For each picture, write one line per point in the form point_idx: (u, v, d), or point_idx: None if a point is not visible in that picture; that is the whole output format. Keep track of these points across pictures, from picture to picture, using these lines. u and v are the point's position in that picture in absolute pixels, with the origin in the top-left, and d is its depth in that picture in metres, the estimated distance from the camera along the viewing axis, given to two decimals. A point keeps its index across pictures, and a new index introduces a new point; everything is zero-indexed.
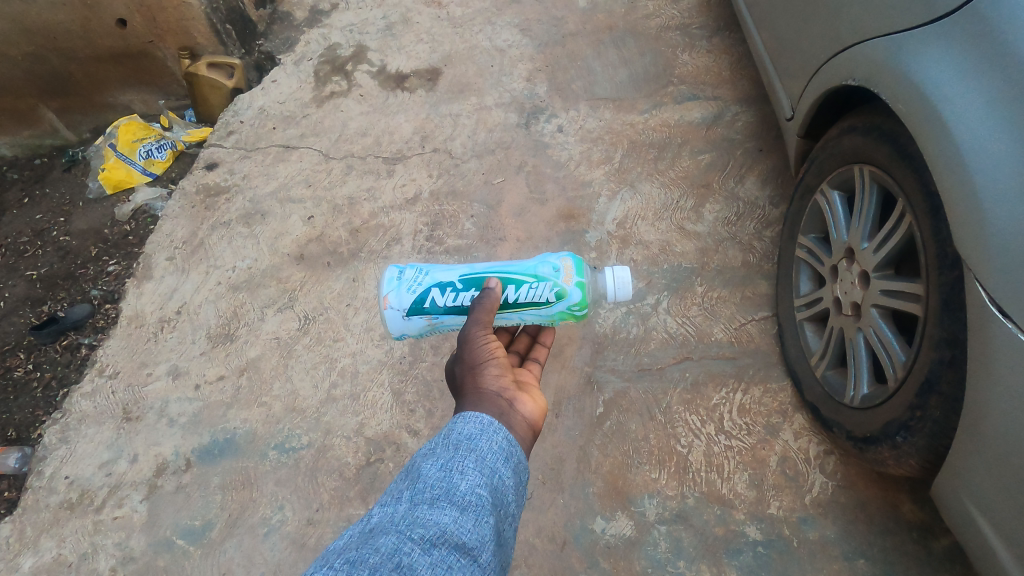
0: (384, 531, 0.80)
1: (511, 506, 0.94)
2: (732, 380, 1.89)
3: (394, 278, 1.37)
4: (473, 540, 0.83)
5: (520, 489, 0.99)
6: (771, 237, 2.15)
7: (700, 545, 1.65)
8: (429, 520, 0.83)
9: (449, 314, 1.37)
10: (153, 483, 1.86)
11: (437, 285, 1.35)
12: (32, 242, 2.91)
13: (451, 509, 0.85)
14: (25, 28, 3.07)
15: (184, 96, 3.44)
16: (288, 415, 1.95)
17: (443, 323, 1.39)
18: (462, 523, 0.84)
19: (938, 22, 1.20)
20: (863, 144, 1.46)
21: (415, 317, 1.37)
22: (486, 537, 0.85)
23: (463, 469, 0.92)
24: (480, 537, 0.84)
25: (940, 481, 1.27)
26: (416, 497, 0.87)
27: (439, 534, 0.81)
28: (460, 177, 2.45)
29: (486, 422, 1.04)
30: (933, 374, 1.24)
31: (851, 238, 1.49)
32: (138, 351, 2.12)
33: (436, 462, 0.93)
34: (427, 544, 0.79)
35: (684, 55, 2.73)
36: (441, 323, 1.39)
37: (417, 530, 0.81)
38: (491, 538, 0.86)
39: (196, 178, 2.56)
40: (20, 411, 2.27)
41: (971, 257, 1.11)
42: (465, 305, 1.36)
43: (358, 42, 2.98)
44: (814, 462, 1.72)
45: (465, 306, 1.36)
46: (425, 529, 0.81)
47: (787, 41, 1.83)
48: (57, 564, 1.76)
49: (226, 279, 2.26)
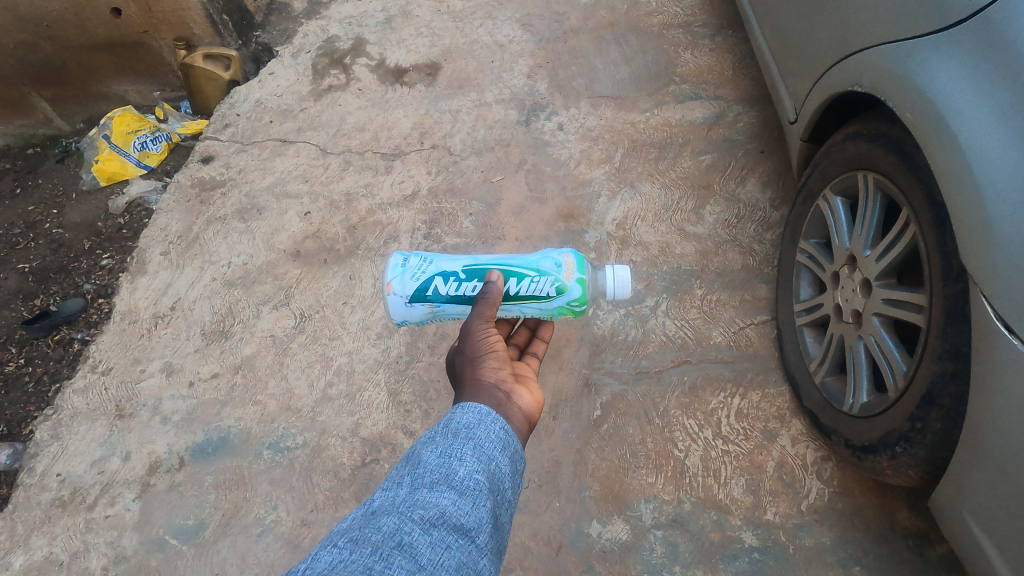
0: (385, 512, 0.79)
1: (508, 492, 0.92)
2: (730, 384, 1.88)
3: (399, 265, 1.35)
4: (471, 522, 0.82)
5: (517, 477, 0.98)
6: (771, 240, 2.14)
7: (697, 550, 1.64)
8: (429, 502, 0.81)
9: (451, 303, 1.36)
10: (146, 482, 1.85)
11: (441, 274, 1.33)
12: (24, 234, 2.87)
13: (449, 493, 0.84)
14: (17, 16, 3.01)
15: (180, 88, 3.40)
16: (283, 414, 1.93)
17: (445, 312, 1.38)
18: (461, 505, 0.83)
19: (947, 29, 1.19)
20: (868, 150, 1.45)
21: (418, 305, 1.36)
22: (483, 519, 0.84)
23: (461, 455, 0.91)
24: (477, 519, 0.83)
25: (939, 492, 1.26)
26: (416, 481, 0.85)
27: (438, 515, 0.80)
28: (460, 174, 2.42)
29: (485, 412, 1.02)
30: (934, 386, 1.23)
31: (853, 245, 1.48)
32: (131, 347, 2.10)
33: (435, 448, 0.92)
34: (426, 524, 0.78)
35: (687, 54, 2.70)
36: (443, 312, 1.38)
37: (418, 511, 0.80)
38: (488, 520, 0.84)
39: (192, 172, 2.53)
40: (11, 407, 2.24)
41: (977, 269, 1.10)
42: (467, 295, 1.34)
43: (357, 35, 2.95)
44: (811, 468, 1.72)
45: (468, 297, 1.35)
46: (424, 510, 0.80)
47: (792, 41, 1.80)
48: (48, 562, 1.74)
49: (221, 275, 2.24)
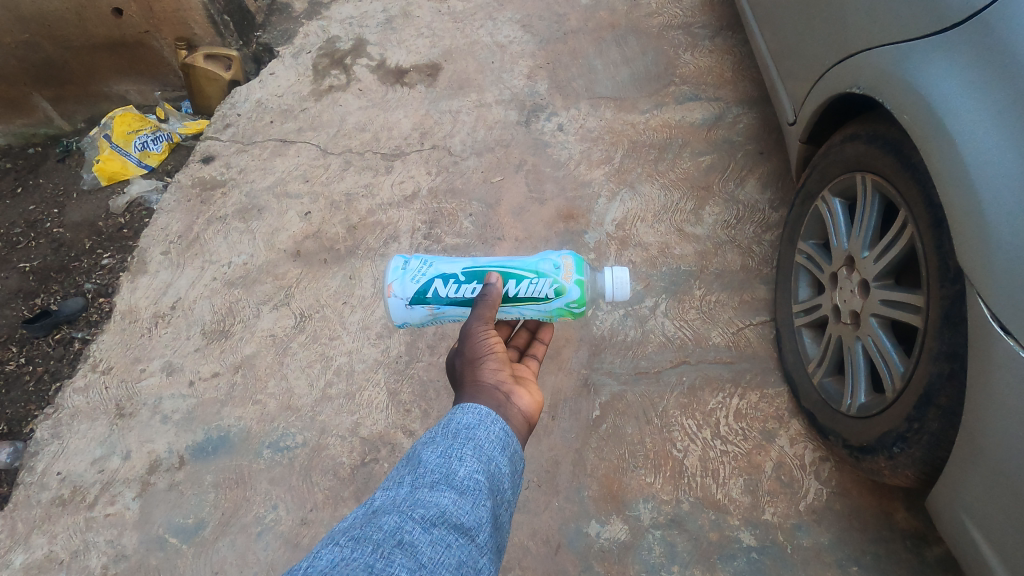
0: (386, 511, 0.80)
1: (507, 493, 0.92)
2: (729, 385, 1.88)
3: (399, 267, 1.36)
4: (471, 521, 0.82)
5: (517, 477, 0.98)
6: (770, 241, 2.15)
7: (695, 550, 1.65)
8: (429, 501, 0.82)
9: (451, 305, 1.36)
10: (146, 480, 1.85)
11: (440, 276, 1.34)
12: (25, 234, 2.88)
13: (450, 492, 0.84)
14: (18, 16, 3.02)
15: (181, 87, 3.41)
16: (283, 413, 1.94)
17: (445, 313, 1.38)
18: (461, 505, 0.83)
19: (944, 32, 1.19)
20: (866, 152, 1.46)
21: (418, 307, 1.37)
22: (483, 519, 0.84)
23: (462, 455, 0.91)
24: (477, 519, 0.83)
25: (936, 492, 1.26)
26: (417, 480, 0.86)
27: (438, 514, 0.80)
28: (460, 175, 2.43)
29: (484, 413, 1.03)
30: (931, 387, 1.24)
31: (851, 246, 1.49)
32: (131, 346, 2.10)
33: (436, 449, 0.92)
34: (427, 524, 0.79)
35: (687, 55, 2.71)
36: (443, 313, 1.38)
37: (418, 510, 0.80)
38: (488, 520, 0.85)
39: (192, 172, 2.53)
40: (12, 406, 2.25)
41: (974, 271, 1.11)
42: (467, 297, 1.35)
43: (358, 35, 2.95)
44: (810, 468, 1.73)
45: (467, 298, 1.35)
46: (425, 509, 0.80)
47: (792, 43, 1.81)
48: (48, 561, 1.74)
49: (222, 275, 2.24)
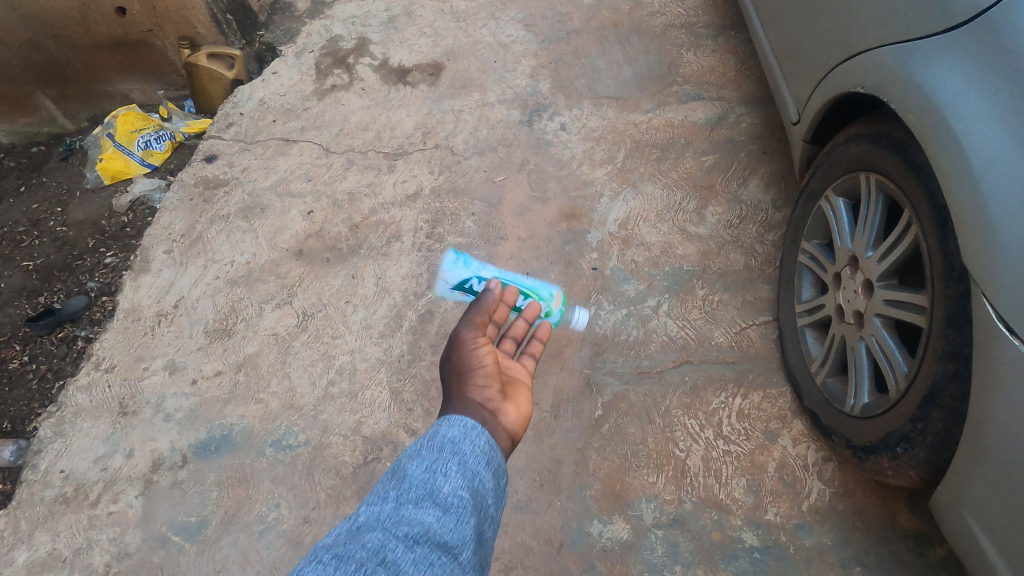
0: (370, 528, 0.80)
1: (489, 509, 0.93)
2: (732, 385, 1.88)
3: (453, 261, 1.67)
4: (454, 539, 0.82)
5: (501, 494, 0.98)
6: (773, 241, 2.14)
7: (697, 550, 1.65)
8: (413, 518, 0.82)
9: None
10: (149, 479, 1.85)
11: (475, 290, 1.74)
12: (28, 232, 2.88)
13: (434, 509, 0.84)
14: (21, 15, 3.02)
15: (184, 86, 3.42)
16: (285, 412, 1.94)
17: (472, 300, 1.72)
18: (445, 521, 0.83)
19: (950, 31, 1.19)
20: (870, 152, 1.45)
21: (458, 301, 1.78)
22: (466, 536, 0.85)
23: (446, 470, 0.91)
24: (460, 536, 0.84)
25: (940, 493, 1.26)
26: (401, 496, 0.86)
27: (422, 531, 0.81)
28: (462, 174, 2.43)
29: (470, 425, 1.02)
30: (935, 387, 1.24)
31: (854, 246, 1.49)
32: (134, 345, 2.10)
33: (421, 463, 0.92)
34: (410, 540, 0.79)
35: (690, 54, 2.71)
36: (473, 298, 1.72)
37: (402, 527, 0.81)
38: (471, 538, 0.85)
39: (195, 170, 2.53)
40: (15, 404, 2.25)
41: (979, 271, 1.10)
42: None
43: (360, 34, 2.95)
44: (813, 469, 1.72)
45: None
46: (409, 526, 0.81)
47: (795, 43, 1.81)
48: (51, 559, 1.74)
49: (224, 274, 2.24)
